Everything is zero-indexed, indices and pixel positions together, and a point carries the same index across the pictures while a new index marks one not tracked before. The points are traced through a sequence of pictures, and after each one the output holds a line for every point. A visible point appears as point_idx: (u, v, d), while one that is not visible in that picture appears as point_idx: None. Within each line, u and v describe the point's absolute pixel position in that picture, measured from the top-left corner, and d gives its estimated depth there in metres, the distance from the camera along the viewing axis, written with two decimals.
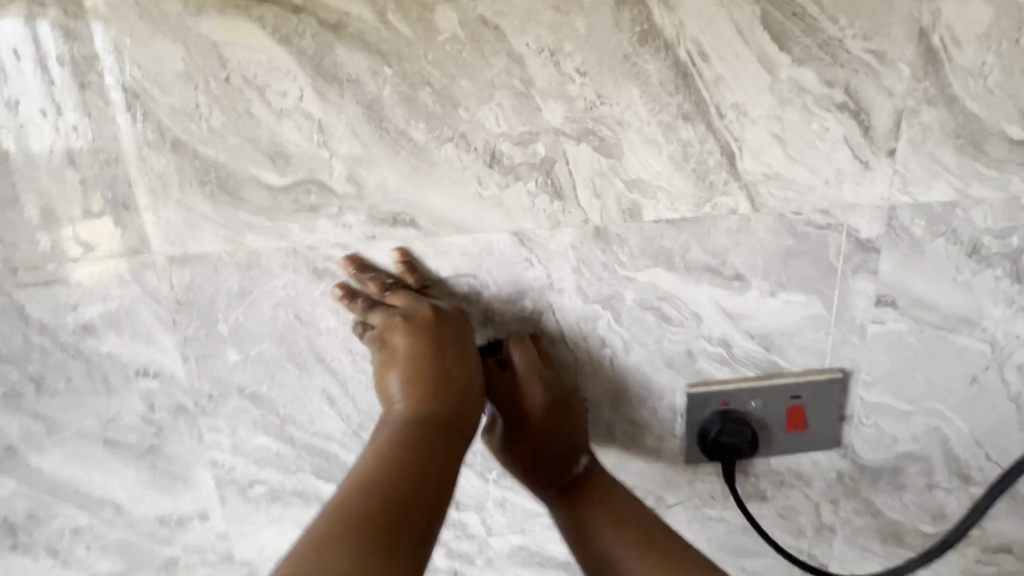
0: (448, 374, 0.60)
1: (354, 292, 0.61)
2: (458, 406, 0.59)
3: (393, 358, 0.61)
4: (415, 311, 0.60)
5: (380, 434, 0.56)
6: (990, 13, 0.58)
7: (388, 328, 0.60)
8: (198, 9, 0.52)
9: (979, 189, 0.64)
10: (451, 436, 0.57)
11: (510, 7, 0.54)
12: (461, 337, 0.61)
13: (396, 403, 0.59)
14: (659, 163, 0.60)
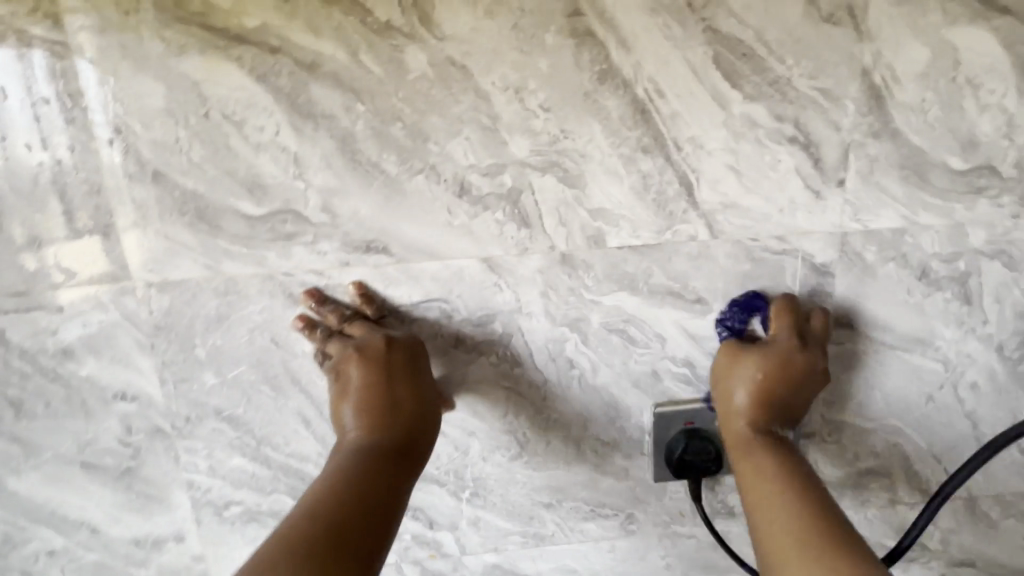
0: (397, 406, 0.63)
1: (314, 322, 0.63)
2: (405, 437, 0.63)
3: (346, 390, 0.64)
4: (369, 341, 0.63)
5: (335, 457, 0.62)
6: (926, 54, 0.63)
7: (343, 358, 0.63)
8: (179, 49, 0.55)
9: (926, 217, 0.68)
10: (397, 464, 0.62)
11: (476, 48, 0.57)
12: (412, 368, 0.64)
13: (350, 431, 0.64)
14: (621, 192, 0.63)
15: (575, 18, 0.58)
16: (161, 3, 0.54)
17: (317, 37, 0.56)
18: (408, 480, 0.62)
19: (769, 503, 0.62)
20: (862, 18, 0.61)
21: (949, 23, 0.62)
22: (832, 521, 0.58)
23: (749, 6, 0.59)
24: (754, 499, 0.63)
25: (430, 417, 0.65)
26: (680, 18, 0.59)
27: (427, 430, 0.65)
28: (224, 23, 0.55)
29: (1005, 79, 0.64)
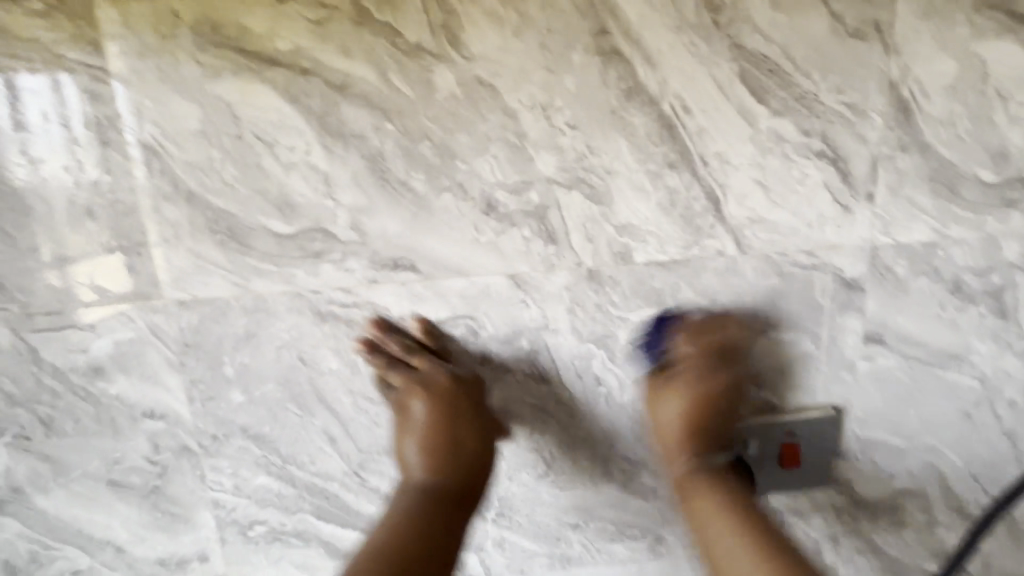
0: (459, 445, 0.66)
1: (376, 348, 0.64)
2: (464, 477, 0.66)
3: (410, 425, 0.66)
4: (433, 379, 0.64)
5: (400, 494, 0.66)
6: (953, 68, 0.62)
7: (408, 393, 0.65)
8: (214, 72, 0.57)
9: (958, 230, 0.67)
10: (459, 502, 0.66)
11: (504, 67, 0.58)
12: (474, 408, 0.66)
13: (413, 467, 0.67)
14: (648, 208, 0.63)
15: (601, 36, 0.58)
16: (197, 28, 0.55)
17: (348, 59, 0.57)
18: (466, 519, 0.66)
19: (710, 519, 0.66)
20: (888, 33, 0.61)
21: (976, 36, 0.62)
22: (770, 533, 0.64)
23: (774, 22, 0.60)
24: (695, 518, 0.68)
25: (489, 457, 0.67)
26: (706, 35, 0.59)
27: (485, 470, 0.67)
28: (258, 46, 0.56)
29: None
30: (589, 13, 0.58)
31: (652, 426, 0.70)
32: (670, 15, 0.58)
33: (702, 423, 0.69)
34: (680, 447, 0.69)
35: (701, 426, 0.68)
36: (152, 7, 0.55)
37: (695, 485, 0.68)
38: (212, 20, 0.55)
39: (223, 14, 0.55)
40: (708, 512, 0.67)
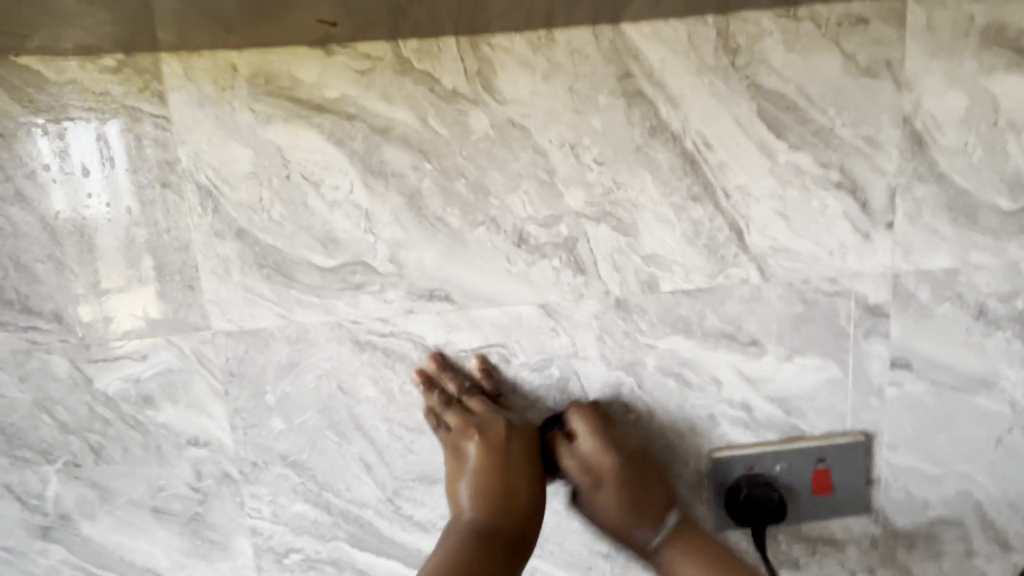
0: (511, 493, 0.65)
1: (434, 383, 0.67)
2: (516, 524, 0.64)
3: (463, 468, 0.66)
4: (490, 422, 0.65)
5: (448, 537, 0.64)
6: (964, 102, 0.65)
7: (463, 434, 0.65)
8: (267, 119, 0.61)
9: (979, 257, 0.68)
10: (508, 552, 0.63)
11: (534, 110, 0.62)
12: (528, 455, 0.66)
13: (464, 510, 0.65)
14: (673, 239, 0.65)
15: (625, 79, 0.62)
16: (253, 80, 0.61)
17: (390, 105, 0.61)
18: (514, 571, 0.63)
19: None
20: (899, 70, 0.64)
21: (985, 71, 0.65)
22: None
23: (789, 63, 0.63)
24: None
25: (538, 505, 0.66)
26: (724, 76, 0.63)
27: (536, 520, 0.66)
28: (307, 95, 0.61)
29: None
30: (614, 59, 0.62)
31: (593, 514, 0.70)
32: (689, 59, 0.62)
33: (640, 496, 0.69)
34: (631, 526, 0.69)
35: (636, 502, 0.69)
36: (213, 62, 0.60)
37: (675, 550, 0.69)
38: (267, 72, 0.61)
39: (277, 67, 0.61)
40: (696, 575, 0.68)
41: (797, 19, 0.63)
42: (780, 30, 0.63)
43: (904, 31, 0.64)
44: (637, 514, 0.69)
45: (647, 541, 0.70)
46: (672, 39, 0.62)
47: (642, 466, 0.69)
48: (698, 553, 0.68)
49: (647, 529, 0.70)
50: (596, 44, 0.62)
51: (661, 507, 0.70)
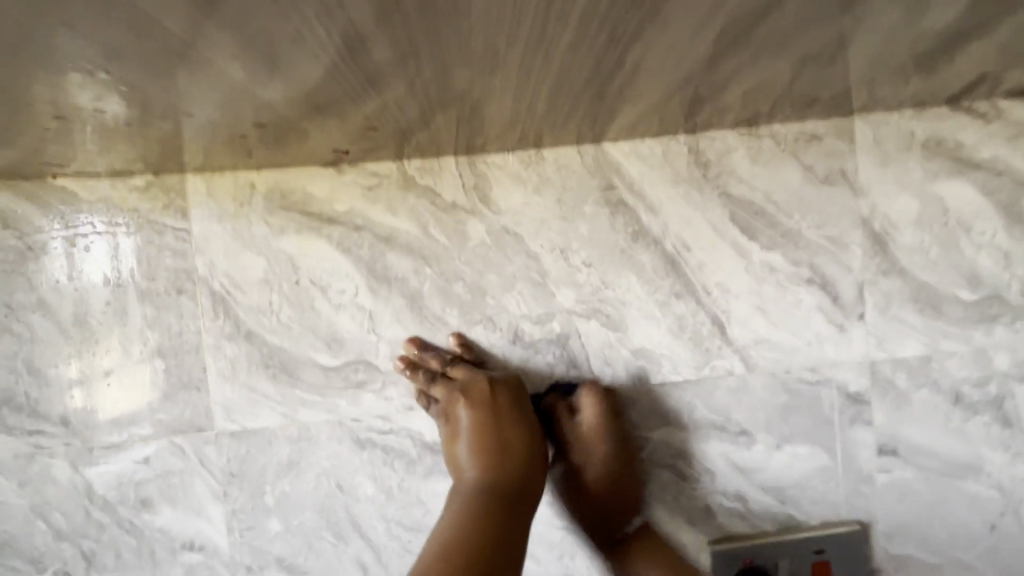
0: (508, 445, 0.62)
1: (416, 363, 0.66)
2: (520, 471, 0.62)
3: (457, 430, 0.64)
4: (474, 383, 0.64)
5: (455, 501, 0.61)
6: (916, 205, 0.72)
7: (450, 400, 0.64)
8: (280, 230, 0.66)
9: (948, 344, 0.72)
10: (519, 500, 0.60)
11: (526, 218, 0.68)
12: (516, 407, 0.64)
13: (465, 473, 0.62)
14: (660, 333, 0.69)
15: (609, 190, 0.69)
16: (269, 196, 0.66)
17: (394, 215, 0.67)
18: (528, 522, 0.60)
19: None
20: (854, 178, 0.71)
21: (931, 178, 0.72)
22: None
23: (754, 173, 0.70)
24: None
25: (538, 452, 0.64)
26: (697, 186, 0.70)
27: (538, 467, 0.63)
28: (318, 208, 0.67)
29: (991, 222, 0.72)
30: (597, 173, 0.69)
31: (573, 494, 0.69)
32: (665, 172, 0.69)
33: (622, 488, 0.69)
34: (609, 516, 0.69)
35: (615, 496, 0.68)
36: (233, 181, 0.66)
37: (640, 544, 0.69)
38: (282, 189, 0.67)
39: (292, 185, 0.67)
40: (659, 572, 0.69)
41: (758, 136, 0.71)
42: (744, 146, 0.70)
43: (854, 145, 0.72)
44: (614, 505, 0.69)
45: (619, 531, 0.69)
46: (649, 154, 0.69)
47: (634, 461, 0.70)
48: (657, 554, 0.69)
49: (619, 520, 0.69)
50: (581, 160, 0.69)
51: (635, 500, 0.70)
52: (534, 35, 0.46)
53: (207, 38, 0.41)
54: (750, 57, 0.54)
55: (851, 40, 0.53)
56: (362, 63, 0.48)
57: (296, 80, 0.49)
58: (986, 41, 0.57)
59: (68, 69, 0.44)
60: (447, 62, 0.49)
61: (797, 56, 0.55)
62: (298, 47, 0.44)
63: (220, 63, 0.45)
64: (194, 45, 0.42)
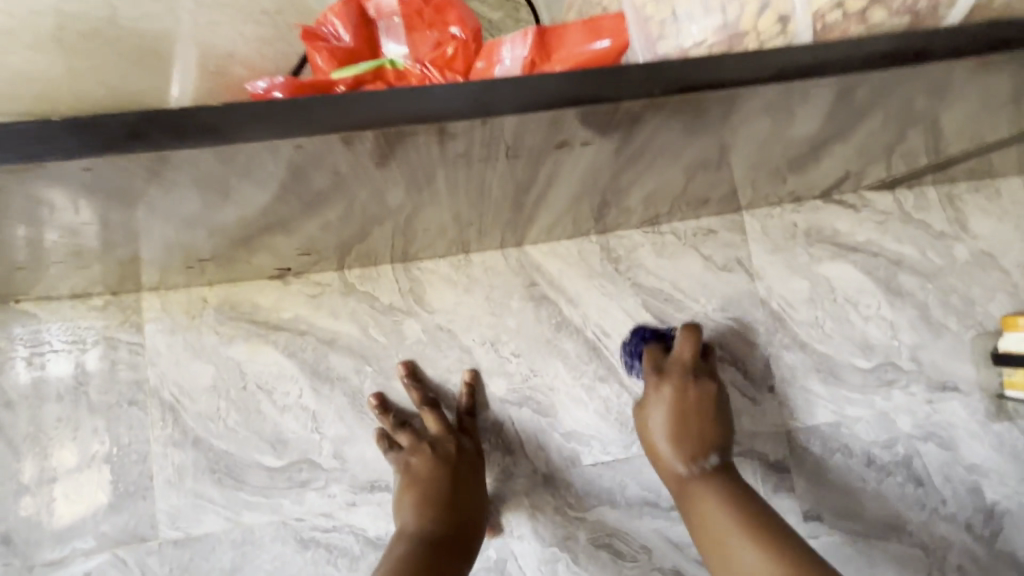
0: (455, 500, 0.65)
1: (388, 409, 0.72)
2: (459, 526, 0.64)
3: (411, 478, 0.67)
4: (439, 438, 0.69)
5: (396, 546, 0.62)
6: (806, 285, 0.81)
7: (413, 449, 0.69)
8: (229, 338, 0.72)
9: (853, 410, 0.79)
10: (455, 554, 0.62)
11: (458, 315, 0.75)
12: (472, 470, 0.69)
13: (408, 519, 0.64)
14: (587, 415, 0.75)
15: (532, 286, 0.77)
16: (219, 308, 0.73)
17: (335, 319, 0.73)
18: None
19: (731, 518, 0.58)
20: (749, 264, 0.81)
21: (816, 261, 0.82)
22: (770, 527, 0.57)
23: (660, 264, 0.79)
24: (711, 530, 0.59)
25: (480, 509, 0.67)
26: (611, 278, 0.78)
27: (478, 524, 0.66)
28: (266, 317, 0.73)
29: (874, 297, 0.82)
30: (521, 272, 0.77)
31: (639, 420, 0.69)
32: (581, 268, 0.78)
33: (700, 426, 0.66)
34: (706, 440, 0.66)
35: (688, 426, 0.66)
36: (187, 297, 0.72)
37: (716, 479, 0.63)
38: (232, 301, 0.73)
39: (242, 297, 0.73)
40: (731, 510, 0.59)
41: (661, 233, 0.80)
42: (649, 242, 0.80)
43: (746, 237, 0.82)
44: (682, 437, 0.66)
45: (681, 469, 0.65)
46: (565, 253, 0.78)
47: (725, 411, 0.68)
48: (723, 494, 0.61)
49: (685, 454, 0.65)
50: (504, 261, 0.77)
51: (708, 444, 0.66)
52: (453, 156, 0.54)
53: (168, 174, 0.49)
54: (643, 165, 0.64)
55: (731, 145, 0.63)
56: (303, 191, 0.56)
57: (243, 207, 0.57)
58: (846, 141, 0.68)
59: (43, 203, 0.51)
60: (376, 186, 0.57)
61: (683, 165, 0.66)
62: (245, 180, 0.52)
63: (175, 194, 0.53)
64: (157, 182, 0.50)
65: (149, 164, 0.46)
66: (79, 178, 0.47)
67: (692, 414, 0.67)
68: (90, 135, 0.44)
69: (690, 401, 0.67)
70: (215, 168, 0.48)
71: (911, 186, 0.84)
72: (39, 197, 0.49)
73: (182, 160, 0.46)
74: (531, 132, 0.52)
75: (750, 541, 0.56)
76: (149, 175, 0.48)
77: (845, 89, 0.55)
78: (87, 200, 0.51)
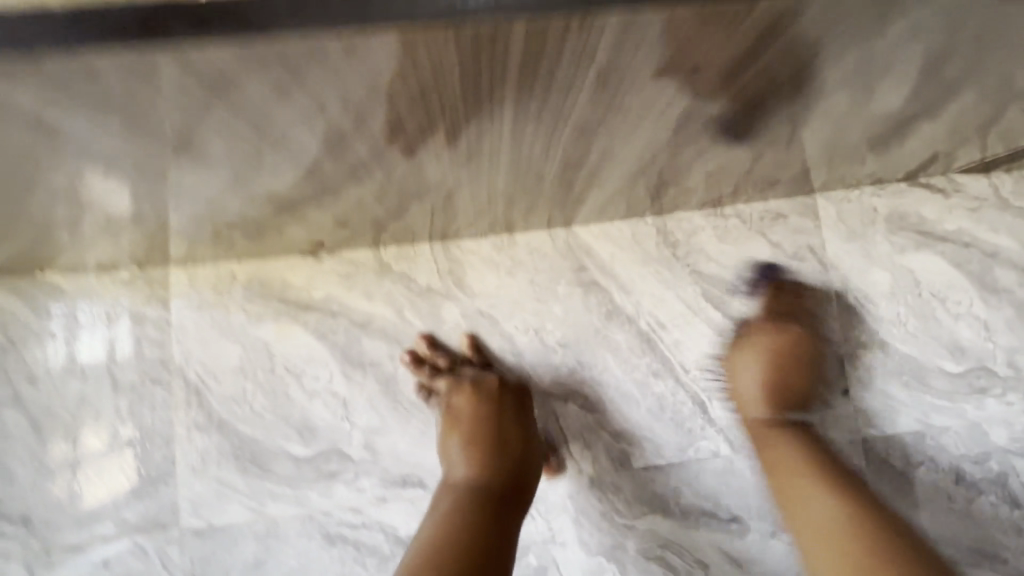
0: (505, 443, 0.61)
1: (422, 358, 0.67)
2: (512, 469, 0.60)
3: (454, 424, 0.63)
4: (482, 380, 0.65)
5: (444, 499, 0.59)
6: (888, 277, 0.73)
7: (455, 395, 0.64)
8: (258, 318, 0.68)
9: (939, 418, 0.70)
10: (511, 497, 0.59)
11: (500, 300, 0.69)
12: (520, 409, 0.64)
13: (456, 468, 0.61)
14: (639, 414, 0.69)
15: (581, 270, 0.70)
16: (248, 286, 0.68)
17: (368, 299, 0.68)
18: (518, 520, 0.58)
19: (802, 475, 0.62)
20: (822, 253, 0.73)
21: (898, 252, 0.73)
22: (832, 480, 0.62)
23: (723, 252, 0.72)
24: (780, 484, 0.63)
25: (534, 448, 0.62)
26: (668, 265, 0.71)
27: (532, 466, 0.61)
28: (297, 296, 0.68)
29: (966, 292, 0.72)
30: (569, 254, 0.71)
31: (728, 373, 0.69)
32: (636, 252, 0.71)
33: (795, 386, 0.68)
34: (784, 394, 0.67)
35: (783, 376, 0.68)
36: (215, 272, 0.69)
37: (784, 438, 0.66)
38: (261, 278, 0.69)
39: (271, 275, 0.69)
40: (798, 469, 0.63)
41: (724, 216, 0.73)
42: (711, 226, 0.73)
43: (819, 223, 0.74)
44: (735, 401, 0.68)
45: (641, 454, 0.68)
46: (618, 236, 0.72)
47: (807, 362, 0.69)
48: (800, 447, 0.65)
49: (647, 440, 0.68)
50: (552, 243, 0.71)
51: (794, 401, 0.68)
52: (501, 127, 0.48)
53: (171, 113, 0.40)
54: (711, 140, 0.57)
55: (806, 123, 0.56)
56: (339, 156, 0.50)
57: (282, 173, 0.52)
58: (934, 122, 0.60)
59: (76, 168, 0.47)
60: (421, 154, 0.51)
61: (759, 138, 0.58)
62: (285, 138, 0.46)
63: (211, 146, 0.46)
64: (194, 126, 0.42)
65: (177, 85, 0.37)
66: (80, 77, 0.35)
67: (764, 358, 0.68)
68: (94, 22, 0.32)
69: (777, 347, 0.68)
70: (267, 106, 0.41)
71: (1012, 169, 0.74)
72: (67, 134, 0.42)
73: (229, 96, 0.39)
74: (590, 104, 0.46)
75: (822, 500, 0.60)
76: (183, 116, 0.41)
77: (941, 59, 0.47)
78: (105, 137, 0.43)
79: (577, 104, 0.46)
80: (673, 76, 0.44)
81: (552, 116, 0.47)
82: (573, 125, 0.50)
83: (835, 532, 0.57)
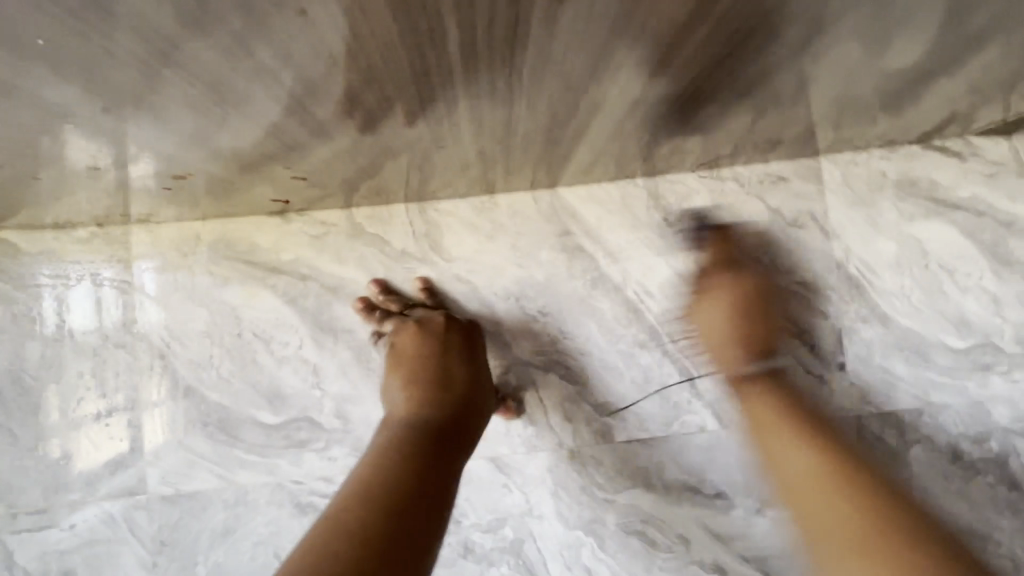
0: (449, 379, 0.58)
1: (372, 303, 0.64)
2: (457, 404, 0.57)
3: (399, 364, 0.60)
4: (429, 318, 0.62)
5: (381, 437, 0.56)
6: (894, 247, 0.68)
7: (401, 334, 0.62)
8: (224, 280, 0.65)
9: (938, 397, 0.67)
10: (455, 432, 0.56)
11: (480, 266, 0.66)
12: (469, 345, 0.62)
13: (396, 406, 0.58)
14: (623, 386, 0.66)
15: (566, 235, 0.67)
16: (215, 247, 0.65)
17: (341, 263, 0.65)
18: (463, 454, 0.55)
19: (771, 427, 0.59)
20: (824, 221, 0.68)
21: (907, 220, 0.69)
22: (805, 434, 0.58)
23: (719, 218, 0.68)
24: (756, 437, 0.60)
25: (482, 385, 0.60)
26: (659, 230, 0.67)
27: (479, 400, 0.59)
28: (265, 258, 0.65)
29: (977, 264, 0.67)
30: (553, 217, 0.67)
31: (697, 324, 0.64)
32: (625, 217, 0.67)
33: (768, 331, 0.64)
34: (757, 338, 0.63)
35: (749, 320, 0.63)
36: (179, 232, 0.65)
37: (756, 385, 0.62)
38: (228, 238, 0.65)
39: (239, 235, 0.65)
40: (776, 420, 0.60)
41: (721, 178, 0.68)
42: (706, 188, 0.68)
43: (823, 187, 0.69)
44: (726, 336, 0.62)
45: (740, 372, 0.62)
46: (605, 199, 0.67)
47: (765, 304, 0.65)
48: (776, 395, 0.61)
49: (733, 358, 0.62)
50: (536, 206, 0.67)
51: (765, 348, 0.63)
52: (466, 81, 0.43)
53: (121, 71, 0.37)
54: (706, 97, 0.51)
55: (809, 79, 0.50)
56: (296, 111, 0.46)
57: (243, 131, 0.48)
58: (951, 80, 0.54)
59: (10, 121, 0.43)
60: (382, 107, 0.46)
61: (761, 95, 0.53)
62: (244, 98, 0.42)
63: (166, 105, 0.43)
64: (149, 87, 0.39)
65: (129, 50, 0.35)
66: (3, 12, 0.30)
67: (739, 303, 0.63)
68: None
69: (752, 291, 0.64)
70: (224, 67, 0.38)
71: None
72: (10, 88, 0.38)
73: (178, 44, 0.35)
74: (561, 53, 0.41)
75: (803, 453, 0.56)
76: (135, 66, 0.36)
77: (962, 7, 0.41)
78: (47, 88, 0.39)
79: (546, 53, 0.41)
80: (648, 18, 0.37)
81: (519, 67, 0.42)
82: (542, 77, 0.44)
83: (810, 483, 0.55)
